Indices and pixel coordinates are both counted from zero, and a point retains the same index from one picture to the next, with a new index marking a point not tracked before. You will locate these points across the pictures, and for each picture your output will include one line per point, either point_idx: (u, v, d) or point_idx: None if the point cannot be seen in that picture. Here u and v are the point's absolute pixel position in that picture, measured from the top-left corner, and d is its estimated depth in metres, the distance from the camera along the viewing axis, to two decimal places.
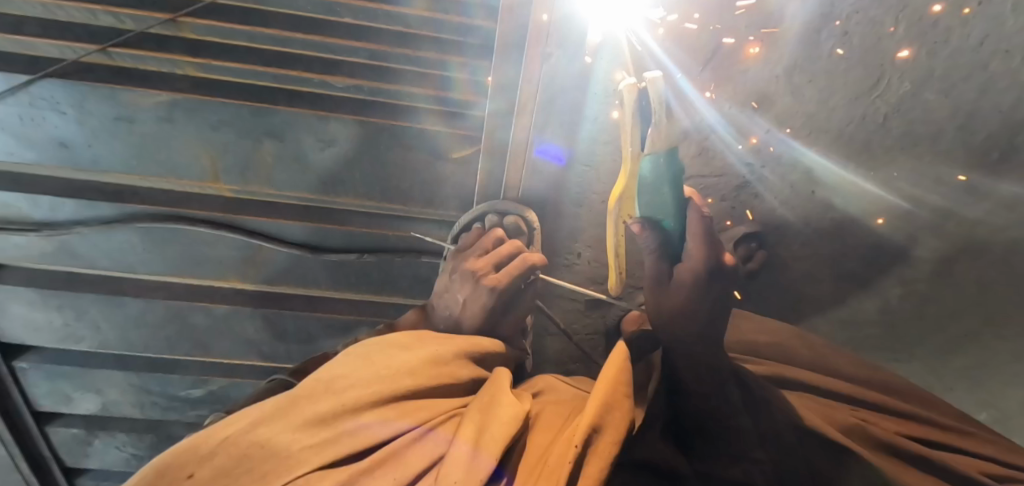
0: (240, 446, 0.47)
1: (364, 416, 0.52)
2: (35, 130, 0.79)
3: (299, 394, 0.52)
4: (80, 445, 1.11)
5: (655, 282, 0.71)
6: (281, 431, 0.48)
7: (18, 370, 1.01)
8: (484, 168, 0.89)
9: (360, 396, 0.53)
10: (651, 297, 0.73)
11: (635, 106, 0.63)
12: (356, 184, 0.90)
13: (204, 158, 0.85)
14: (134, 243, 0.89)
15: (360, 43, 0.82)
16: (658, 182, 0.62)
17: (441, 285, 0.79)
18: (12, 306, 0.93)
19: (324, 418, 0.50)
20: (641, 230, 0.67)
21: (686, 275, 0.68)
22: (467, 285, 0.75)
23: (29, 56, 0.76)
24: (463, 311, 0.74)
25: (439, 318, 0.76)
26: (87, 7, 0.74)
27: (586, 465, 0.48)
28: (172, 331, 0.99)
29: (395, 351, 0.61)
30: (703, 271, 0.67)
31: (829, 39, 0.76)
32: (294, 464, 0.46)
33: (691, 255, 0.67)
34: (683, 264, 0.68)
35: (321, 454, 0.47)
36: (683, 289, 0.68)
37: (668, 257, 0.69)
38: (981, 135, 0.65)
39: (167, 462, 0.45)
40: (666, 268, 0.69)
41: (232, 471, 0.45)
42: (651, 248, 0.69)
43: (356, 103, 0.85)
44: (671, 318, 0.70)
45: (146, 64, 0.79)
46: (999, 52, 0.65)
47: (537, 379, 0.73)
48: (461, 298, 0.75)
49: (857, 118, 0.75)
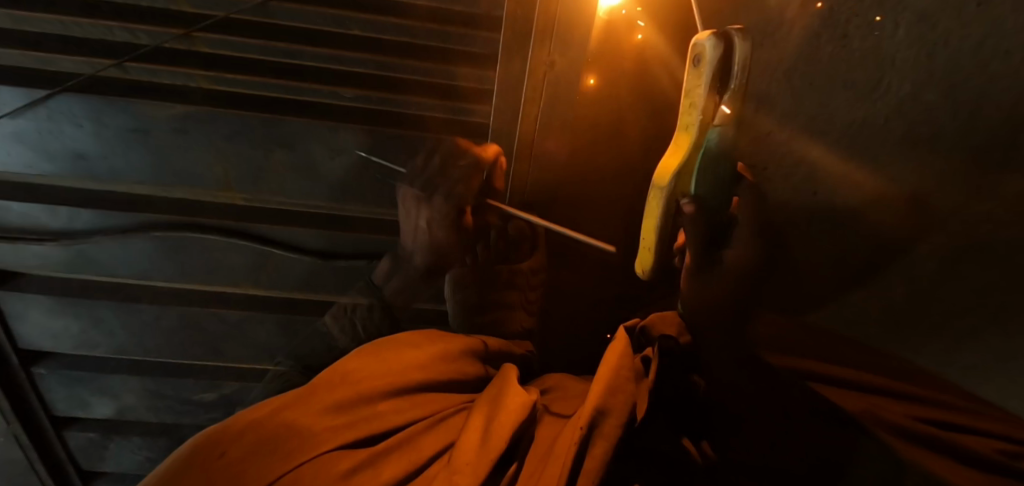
0: (268, 427, 0.51)
1: (380, 404, 0.57)
2: (55, 142, 0.79)
3: (322, 381, 0.58)
4: (97, 448, 1.14)
5: (697, 274, 0.59)
6: (305, 414, 0.53)
7: (36, 376, 1.02)
8: (493, 152, 0.85)
9: (376, 386, 0.59)
10: (689, 291, 0.62)
11: (706, 68, 0.49)
12: (365, 192, 0.88)
13: (218, 168, 0.86)
14: (150, 252, 0.91)
15: (370, 55, 0.79)
16: (719, 159, 0.52)
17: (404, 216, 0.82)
18: (30, 313, 0.95)
19: (344, 405, 0.56)
20: (692, 211, 0.54)
21: (737, 266, 0.60)
22: (422, 208, 0.77)
23: (50, 71, 0.75)
24: (432, 231, 0.78)
25: (410, 247, 0.84)
26: (104, 23, 0.72)
27: (592, 445, 0.51)
28: (187, 336, 1.00)
29: (409, 350, 0.66)
30: (747, 265, 0.60)
31: (852, 30, 0.70)
32: (317, 443, 0.51)
33: (740, 243, 0.59)
34: (736, 253, 0.59)
35: (342, 435, 0.52)
36: (728, 283, 0.61)
37: (710, 247, 0.58)
38: (983, 134, 0.62)
39: (205, 439, 0.49)
40: (711, 257, 0.58)
41: (262, 446, 0.49)
42: (692, 228, 0.56)
43: (362, 112, 0.84)
44: (699, 307, 0.62)
45: (160, 77, 0.77)
46: (998, 53, 0.59)
47: (547, 376, 0.74)
48: (423, 220, 0.78)
49: (858, 119, 0.72)
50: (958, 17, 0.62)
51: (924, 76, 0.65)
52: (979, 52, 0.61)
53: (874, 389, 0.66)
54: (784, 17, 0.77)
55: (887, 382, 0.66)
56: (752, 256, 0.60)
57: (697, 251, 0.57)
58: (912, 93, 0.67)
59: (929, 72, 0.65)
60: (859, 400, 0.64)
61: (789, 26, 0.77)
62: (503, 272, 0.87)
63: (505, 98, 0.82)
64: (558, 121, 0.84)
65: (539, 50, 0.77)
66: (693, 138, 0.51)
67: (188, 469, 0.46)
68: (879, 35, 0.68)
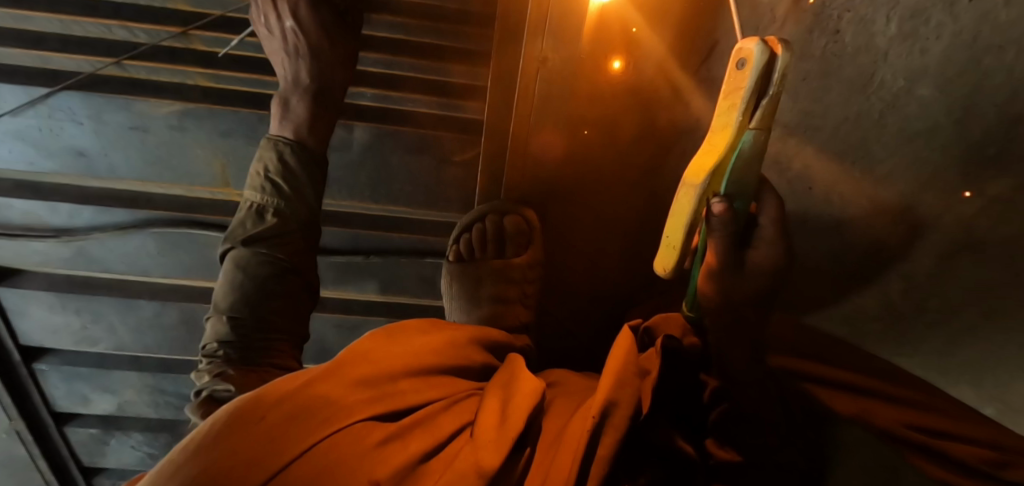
0: (303, 397, 0.46)
1: (401, 382, 0.54)
2: (55, 140, 0.81)
3: (346, 356, 0.53)
4: (98, 445, 1.15)
5: (724, 268, 0.52)
6: (335, 385, 0.49)
7: (38, 372, 1.04)
8: (487, 150, 0.84)
9: (396, 365, 0.55)
10: (710, 287, 0.55)
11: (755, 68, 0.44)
12: (362, 187, 0.89)
13: (217, 164, 0.86)
14: (148, 248, 0.92)
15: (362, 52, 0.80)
16: (754, 159, 0.48)
17: (273, 47, 0.74)
18: (32, 309, 0.96)
19: (369, 380, 0.52)
20: (722, 211, 0.50)
21: (763, 264, 0.52)
22: (280, 4, 0.73)
23: (49, 69, 0.76)
24: (307, 28, 0.74)
25: (290, 71, 0.75)
26: (103, 22, 0.73)
27: (603, 433, 0.49)
28: (186, 332, 1.01)
29: (416, 334, 0.62)
30: (778, 261, 0.53)
31: (845, 27, 0.71)
32: (348, 413, 0.47)
33: (764, 237, 0.52)
34: (757, 249, 0.53)
35: (372, 408, 0.49)
36: (756, 286, 0.53)
37: (735, 243, 0.52)
38: (979, 129, 0.60)
39: (238, 407, 0.44)
40: (735, 256, 0.52)
41: (298, 415, 0.45)
42: (722, 227, 0.51)
43: (357, 110, 0.83)
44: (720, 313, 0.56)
45: (160, 76, 0.78)
46: (992, 47, 0.56)
47: (551, 372, 0.74)
48: (285, 13, 0.73)
49: (854, 115, 0.73)
50: (949, 11, 0.59)
51: (919, 70, 0.64)
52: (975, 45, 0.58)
53: (877, 391, 0.56)
54: (779, 13, 0.80)
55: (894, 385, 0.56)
56: (781, 255, 0.53)
57: (723, 244, 0.52)
58: (905, 88, 0.66)
59: (923, 66, 0.64)
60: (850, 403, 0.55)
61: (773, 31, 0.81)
62: (496, 265, 0.89)
63: (501, 96, 0.78)
64: (552, 117, 0.78)
65: (531, 49, 0.71)
66: (731, 136, 0.47)
67: (223, 434, 0.42)
68: (869, 29, 0.68)
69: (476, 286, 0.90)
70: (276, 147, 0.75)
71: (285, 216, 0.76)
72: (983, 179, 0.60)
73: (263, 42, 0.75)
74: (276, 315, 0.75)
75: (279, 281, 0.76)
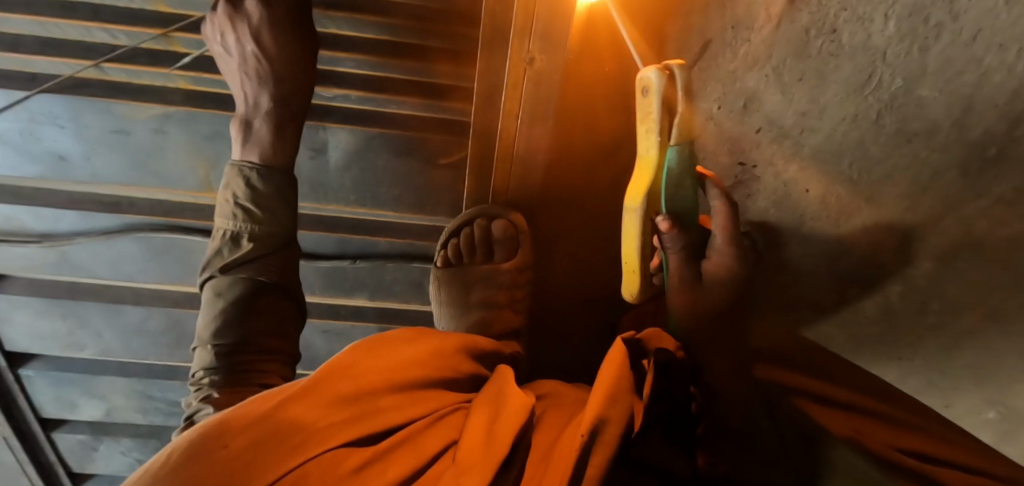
0: (273, 421, 0.45)
1: (382, 400, 0.52)
2: (36, 144, 0.80)
3: (324, 372, 0.52)
4: (87, 451, 1.15)
5: (684, 283, 0.64)
6: (310, 407, 0.48)
7: (24, 377, 1.03)
8: (475, 151, 0.83)
9: (377, 380, 0.53)
10: (679, 304, 0.65)
11: (659, 101, 0.48)
12: (347, 191, 0.89)
13: (201, 168, 0.85)
14: (133, 253, 0.91)
15: (345, 54, 0.77)
16: (683, 176, 0.53)
17: (231, 71, 0.74)
18: (17, 315, 0.95)
19: (347, 399, 0.50)
20: (668, 227, 0.58)
21: (716, 271, 0.63)
22: (238, 25, 0.71)
23: (27, 72, 0.75)
24: (265, 52, 0.72)
25: (251, 93, 0.75)
26: (80, 24, 0.71)
27: (592, 453, 0.47)
28: (172, 338, 1.01)
29: (401, 345, 0.60)
30: (730, 264, 0.63)
31: (843, 25, 0.66)
32: (322, 439, 0.46)
33: (718, 247, 0.63)
34: (711, 260, 0.64)
35: (348, 430, 0.48)
36: (716, 290, 0.64)
37: (689, 256, 0.63)
38: (978, 130, 0.59)
39: (207, 432, 0.43)
40: (690, 270, 0.64)
41: (266, 441, 0.43)
42: (675, 244, 0.61)
43: (344, 112, 0.82)
44: (693, 320, 0.65)
45: (139, 78, 0.77)
46: (992, 47, 0.55)
47: (544, 383, 0.71)
48: (246, 36, 0.71)
49: (850, 116, 0.70)
50: (948, 9, 0.57)
51: (918, 69, 0.62)
52: (971, 44, 0.56)
53: (863, 405, 0.55)
54: (771, 10, 0.72)
55: (877, 401, 0.56)
56: (734, 260, 0.63)
57: (680, 259, 0.63)
58: (904, 88, 0.64)
59: (922, 66, 0.61)
60: (842, 421, 0.54)
61: (761, 32, 0.75)
62: (484, 270, 0.90)
63: (488, 99, 0.77)
64: (541, 112, 0.76)
65: (518, 47, 0.69)
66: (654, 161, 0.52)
67: (186, 463, 0.41)
68: (866, 28, 0.64)
69: (465, 291, 0.90)
70: (241, 173, 0.75)
71: (260, 240, 0.76)
72: (983, 180, 0.61)
73: (221, 61, 0.73)
74: (260, 336, 0.76)
75: (261, 302, 0.77)
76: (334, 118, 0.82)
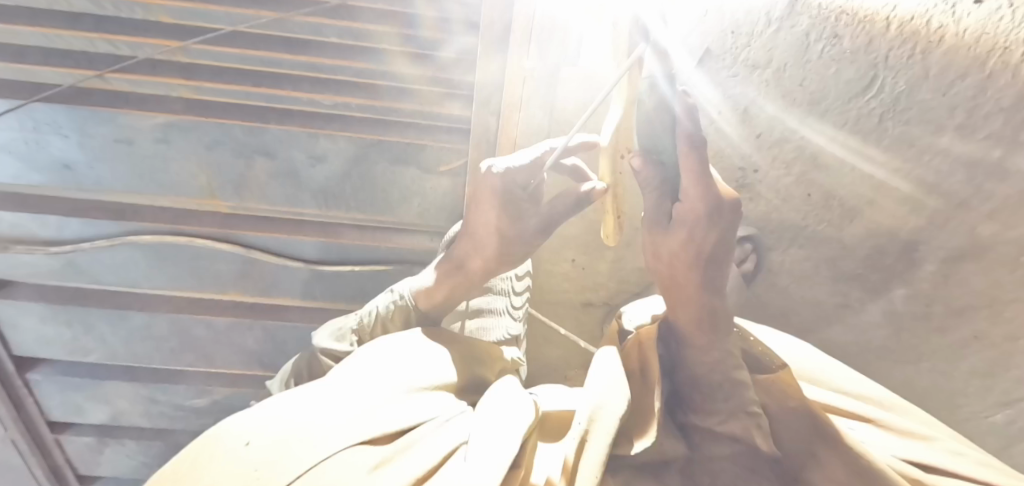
0: (290, 421, 0.44)
1: (392, 402, 0.50)
2: (41, 153, 0.81)
3: (336, 375, 0.51)
4: (93, 454, 1.17)
5: (651, 224, 0.50)
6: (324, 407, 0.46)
7: (32, 382, 1.05)
8: (472, 160, 0.84)
9: (385, 382, 0.52)
10: (646, 245, 0.51)
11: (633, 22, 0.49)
12: (348, 198, 0.90)
13: (201, 176, 0.86)
14: (138, 259, 0.93)
15: (347, 63, 0.80)
16: (654, 111, 0.45)
17: (465, 248, 0.66)
18: (25, 320, 0.97)
19: (359, 399, 0.48)
20: (641, 167, 0.47)
21: (687, 219, 0.46)
22: (502, 214, 0.60)
23: (33, 83, 0.77)
24: (493, 235, 0.62)
25: (470, 267, 0.66)
26: (86, 36, 0.73)
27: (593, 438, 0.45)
28: (177, 342, 1.03)
29: (405, 347, 0.58)
30: (705, 214, 0.45)
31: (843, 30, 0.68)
32: (338, 437, 0.43)
33: (687, 194, 0.45)
34: (681, 204, 0.46)
35: (363, 429, 0.45)
36: (685, 238, 0.47)
37: (668, 193, 0.48)
38: (983, 133, 0.57)
39: (225, 432, 0.43)
40: (659, 209, 0.49)
41: (284, 439, 0.42)
42: (650, 184, 0.48)
43: (343, 120, 0.84)
44: (671, 279, 0.50)
45: (143, 88, 0.79)
46: (999, 49, 0.54)
47: (550, 391, 0.65)
48: (483, 218, 0.62)
49: (852, 119, 0.73)
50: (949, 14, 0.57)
51: (920, 73, 0.63)
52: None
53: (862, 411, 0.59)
54: (771, 14, 0.73)
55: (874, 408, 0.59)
56: (714, 204, 0.45)
57: (654, 198, 0.48)
58: (907, 91, 0.65)
59: (925, 71, 0.62)
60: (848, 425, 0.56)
61: (761, 35, 0.75)
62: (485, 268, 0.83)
63: (484, 106, 0.79)
64: (538, 127, 0.77)
65: (516, 63, 0.71)
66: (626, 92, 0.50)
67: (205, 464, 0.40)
68: (868, 31, 0.66)
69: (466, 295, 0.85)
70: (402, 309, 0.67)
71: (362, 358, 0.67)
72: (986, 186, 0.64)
73: (461, 243, 0.67)
74: None
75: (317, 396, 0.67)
76: (334, 125, 0.83)
